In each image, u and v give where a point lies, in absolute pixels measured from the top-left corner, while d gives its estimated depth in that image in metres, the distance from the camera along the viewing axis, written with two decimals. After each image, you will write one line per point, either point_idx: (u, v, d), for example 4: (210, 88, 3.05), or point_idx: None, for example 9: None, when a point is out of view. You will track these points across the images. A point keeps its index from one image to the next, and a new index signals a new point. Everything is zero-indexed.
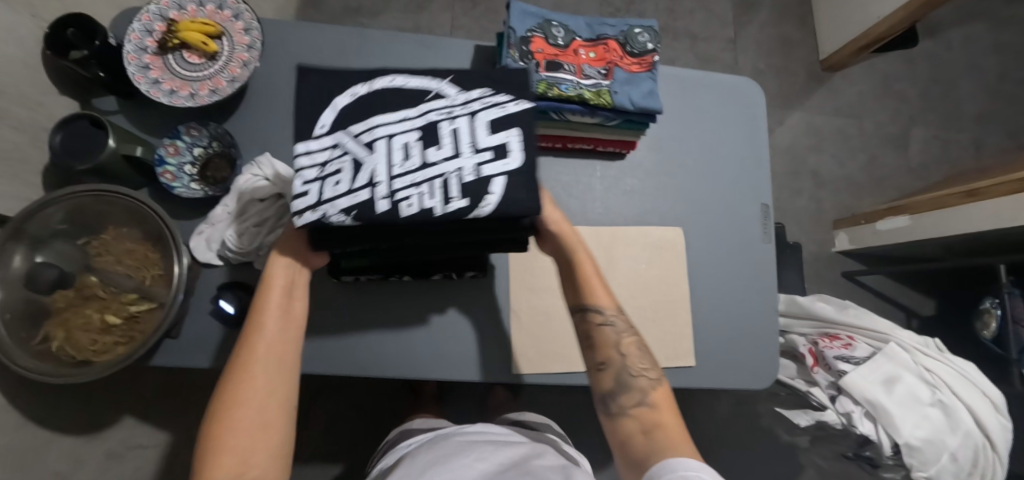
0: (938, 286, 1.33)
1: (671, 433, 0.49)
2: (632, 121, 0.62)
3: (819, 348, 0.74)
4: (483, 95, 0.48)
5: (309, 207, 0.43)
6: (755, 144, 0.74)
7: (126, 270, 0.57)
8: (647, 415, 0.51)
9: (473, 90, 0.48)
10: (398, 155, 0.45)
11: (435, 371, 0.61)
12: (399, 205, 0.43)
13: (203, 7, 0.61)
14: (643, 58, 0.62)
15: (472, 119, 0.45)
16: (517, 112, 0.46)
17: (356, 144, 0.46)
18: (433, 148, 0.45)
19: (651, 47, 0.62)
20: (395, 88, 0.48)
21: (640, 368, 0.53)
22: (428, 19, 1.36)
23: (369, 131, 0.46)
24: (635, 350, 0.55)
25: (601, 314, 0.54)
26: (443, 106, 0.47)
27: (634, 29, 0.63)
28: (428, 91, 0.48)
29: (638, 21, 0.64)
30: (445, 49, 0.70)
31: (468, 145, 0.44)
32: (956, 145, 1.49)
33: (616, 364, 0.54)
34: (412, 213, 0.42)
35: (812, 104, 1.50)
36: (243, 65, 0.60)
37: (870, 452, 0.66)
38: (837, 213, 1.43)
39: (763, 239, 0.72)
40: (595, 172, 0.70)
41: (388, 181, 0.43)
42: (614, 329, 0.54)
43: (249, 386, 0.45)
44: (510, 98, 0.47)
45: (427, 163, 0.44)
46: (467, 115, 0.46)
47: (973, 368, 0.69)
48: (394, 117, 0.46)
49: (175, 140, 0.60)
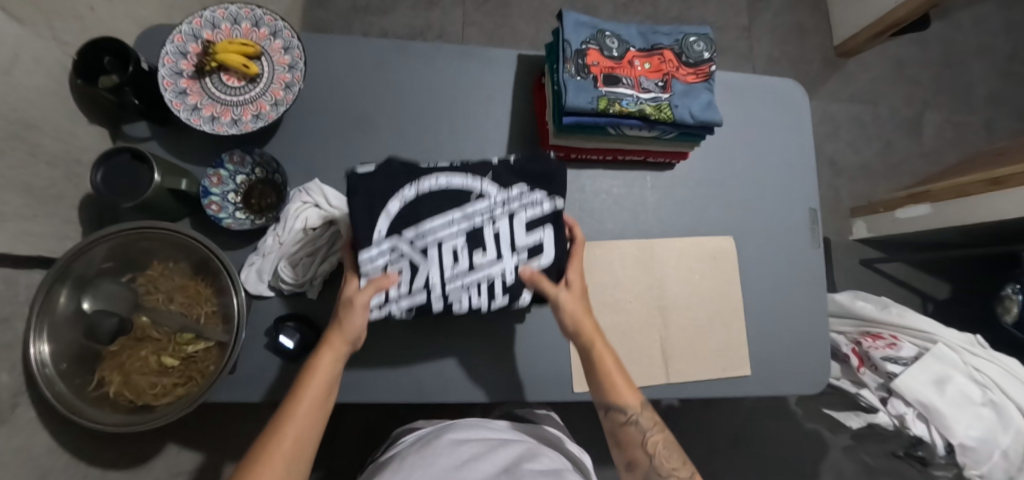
0: (953, 270, 1.36)
1: None
2: (689, 134, 0.60)
3: (863, 348, 0.74)
4: (521, 193, 0.53)
5: (376, 304, 0.50)
6: (801, 148, 0.73)
7: (179, 308, 0.56)
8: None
9: (512, 187, 0.53)
10: (450, 259, 0.51)
11: (500, 392, 0.60)
12: (451, 304, 0.52)
13: (238, 26, 0.58)
14: (699, 68, 0.60)
15: (512, 223, 0.52)
16: (552, 212, 0.53)
17: (412, 248, 0.51)
18: (478, 252, 0.52)
19: (707, 56, 0.61)
20: (440, 189, 0.52)
21: (669, 467, 0.52)
22: (439, 15, 1.31)
23: (422, 237, 0.51)
24: (664, 451, 0.53)
25: (626, 416, 0.52)
26: (485, 205, 0.52)
27: (689, 37, 0.61)
28: (471, 191, 0.52)
29: (692, 28, 0.62)
30: (487, 59, 0.68)
31: (509, 249, 0.52)
32: (968, 129, 1.50)
33: (643, 465, 0.53)
34: (461, 310, 0.53)
35: (827, 92, 1.49)
36: (286, 86, 0.58)
37: (922, 451, 0.67)
38: (853, 201, 1.44)
39: (812, 243, 0.71)
40: (646, 184, 0.69)
41: (442, 286, 0.51)
42: (638, 429, 0.53)
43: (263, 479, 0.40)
44: (546, 196, 0.53)
45: (474, 267, 0.52)
46: (506, 219, 0.52)
47: (1018, 364, 0.71)
48: (443, 220, 0.51)
49: (219, 169, 0.58)
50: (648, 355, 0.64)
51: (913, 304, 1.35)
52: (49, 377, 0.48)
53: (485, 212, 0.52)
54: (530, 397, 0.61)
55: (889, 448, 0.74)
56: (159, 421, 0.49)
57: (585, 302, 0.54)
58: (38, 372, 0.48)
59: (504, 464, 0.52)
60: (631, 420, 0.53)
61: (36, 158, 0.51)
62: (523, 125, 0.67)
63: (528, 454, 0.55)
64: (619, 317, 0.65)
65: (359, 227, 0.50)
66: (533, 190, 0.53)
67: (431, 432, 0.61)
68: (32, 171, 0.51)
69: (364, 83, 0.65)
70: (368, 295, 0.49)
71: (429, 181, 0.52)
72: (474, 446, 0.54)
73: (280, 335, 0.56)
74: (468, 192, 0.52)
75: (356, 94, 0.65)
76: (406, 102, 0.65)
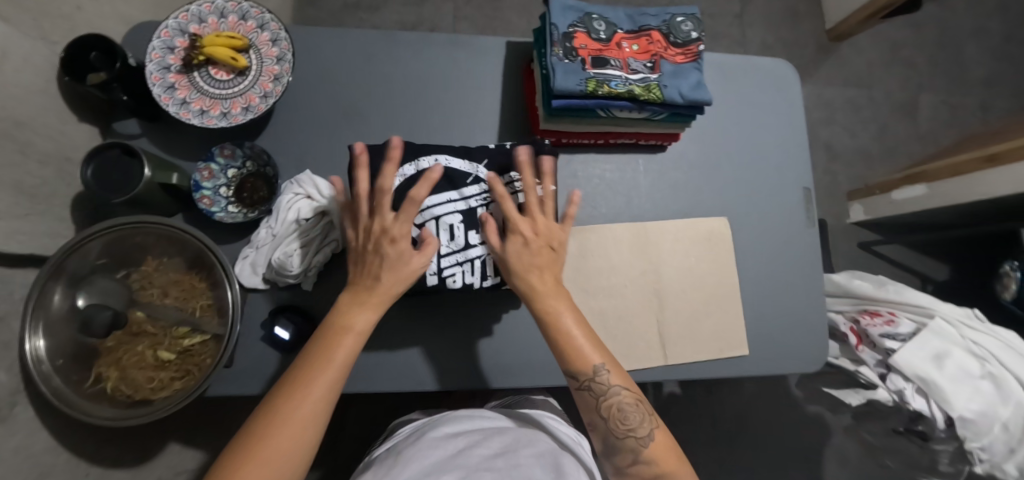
0: (951, 251, 1.36)
1: None
2: (680, 114, 0.60)
3: (861, 326, 0.74)
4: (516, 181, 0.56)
5: None
6: (793, 128, 0.73)
7: (174, 303, 0.56)
8: (647, 472, 0.47)
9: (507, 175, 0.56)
10: (446, 235, 0.54)
11: (497, 379, 0.61)
12: (446, 281, 0.53)
13: (225, 19, 0.58)
14: (687, 48, 0.60)
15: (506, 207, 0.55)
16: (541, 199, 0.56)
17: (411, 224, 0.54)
18: (474, 230, 0.54)
19: (695, 36, 0.60)
20: (439, 170, 0.55)
21: (627, 428, 0.48)
22: (431, 10, 1.31)
23: (422, 213, 0.53)
24: (620, 413, 0.48)
25: (578, 380, 0.49)
26: (481, 189, 0.55)
27: (677, 18, 0.61)
28: (469, 175, 0.55)
29: (679, 9, 0.61)
30: (476, 47, 0.68)
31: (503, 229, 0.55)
32: (964, 109, 1.50)
33: (601, 427, 0.49)
34: (456, 288, 0.54)
35: (821, 77, 1.49)
36: (274, 78, 0.58)
37: (923, 426, 0.68)
38: (850, 184, 1.44)
39: (807, 222, 0.71)
40: (638, 167, 0.69)
41: (438, 260, 0.53)
42: (593, 394, 0.48)
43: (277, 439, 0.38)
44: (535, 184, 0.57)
45: (468, 247, 0.54)
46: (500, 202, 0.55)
47: (1015, 336, 0.71)
48: (441, 198, 0.54)
49: (209, 163, 0.58)
50: (644, 339, 0.64)
51: (912, 285, 1.35)
52: (45, 373, 0.49)
53: (480, 195, 0.55)
54: (527, 383, 0.62)
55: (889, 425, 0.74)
56: (157, 415, 0.49)
57: (525, 249, 0.50)
58: (34, 368, 0.48)
59: (499, 450, 0.50)
60: (584, 385, 0.49)
61: (26, 156, 0.51)
62: (514, 112, 0.67)
63: (524, 441, 0.53)
64: (616, 301, 0.65)
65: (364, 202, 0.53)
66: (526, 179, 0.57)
67: (426, 424, 0.60)
68: (23, 169, 0.51)
69: (353, 74, 0.65)
70: (425, 255, 0.47)
71: (429, 161, 0.55)
72: (470, 436, 0.53)
73: (274, 326, 0.56)
74: (466, 175, 0.55)
75: (345, 86, 0.65)
76: (396, 92, 0.65)
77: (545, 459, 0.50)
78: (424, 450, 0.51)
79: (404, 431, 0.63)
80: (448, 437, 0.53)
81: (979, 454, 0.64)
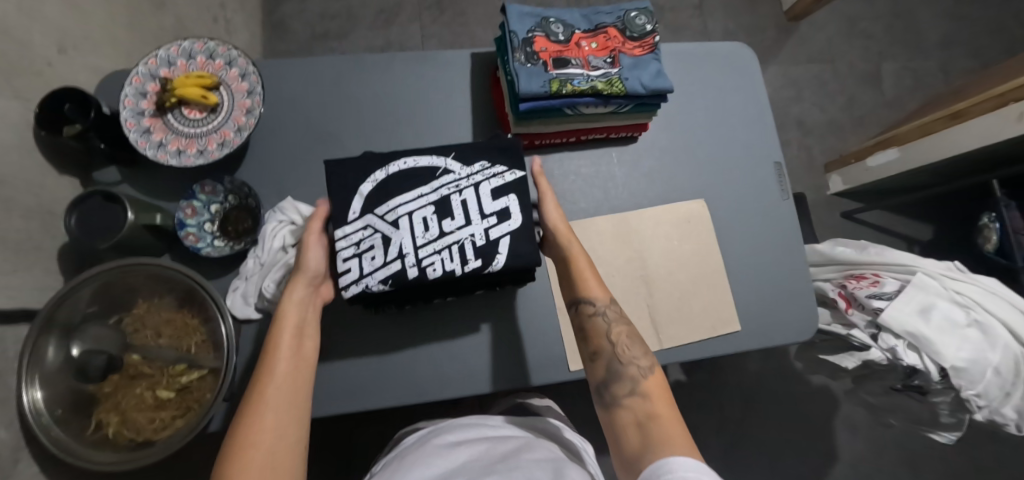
0: (932, 210, 1.38)
1: (666, 421, 0.46)
2: (644, 104, 0.62)
3: (848, 290, 0.76)
4: (484, 167, 0.55)
5: (352, 281, 0.50)
6: (759, 107, 0.75)
7: (168, 342, 0.56)
8: (640, 406, 0.49)
9: (476, 162, 0.55)
10: (421, 227, 0.52)
11: (496, 382, 0.62)
12: (426, 270, 0.51)
13: (194, 60, 0.60)
14: (644, 41, 0.62)
15: (478, 191, 0.53)
16: (514, 181, 0.54)
17: (383, 223, 0.52)
18: (448, 219, 0.53)
19: (650, 28, 0.63)
20: (408, 169, 0.54)
21: (630, 357, 0.52)
22: (398, 32, 1.34)
23: (392, 211, 0.52)
24: (626, 340, 0.53)
25: (593, 305, 0.54)
26: (451, 178, 0.54)
27: (631, 13, 0.63)
28: (437, 167, 0.54)
29: (631, 4, 0.64)
30: (442, 61, 0.70)
31: (477, 214, 0.53)
32: (926, 73, 1.54)
33: (606, 354, 0.53)
34: (437, 277, 0.51)
35: (785, 56, 1.53)
36: (247, 111, 0.59)
37: (919, 381, 0.69)
38: (826, 157, 1.48)
39: (782, 195, 0.73)
40: (612, 159, 0.71)
41: (415, 253, 0.51)
42: (604, 319, 0.53)
43: (261, 424, 0.41)
44: (508, 168, 0.54)
45: (444, 234, 0.52)
46: (472, 188, 0.53)
47: (995, 282, 0.73)
48: (409, 195, 0.53)
49: (191, 201, 0.59)
50: (637, 325, 0.65)
51: (898, 248, 1.37)
52: (45, 424, 0.49)
53: (452, 184, 0.54)
54: (526, 382, 0.62)
55: (887, 384, 0.76)
56: (159, 455, 0.49)
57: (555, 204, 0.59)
58: (33, 421, 0.48)
59: (499, 456, 0.49)
60: (597, 310, 0.54)
61: (10, 212, 0.52)
62: (486, 119, 0.69)
63: (525, 447, 0.52)
64: (606, 292, 0.66)
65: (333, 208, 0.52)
66: (496, 162, 0.55)
67: (431, 432, 0.60)
68: (7, 225, 0.52)
69: (325, 100, 0.67)
70: (315, 240, 0.52)
71: (396, 163, 0.54)
72: (473, 445, 0.53)
73: None
74: (434, 168, 0.54)
75: (319, 112, 0.66)
76: (369, 113, 0.67)
77: (546, 463, 0.48)
78: (426, 458, 0.51)
79: (408, 439, 0.63)
80: (449, 445, 0.54)
81: (976, 401, 0.65)
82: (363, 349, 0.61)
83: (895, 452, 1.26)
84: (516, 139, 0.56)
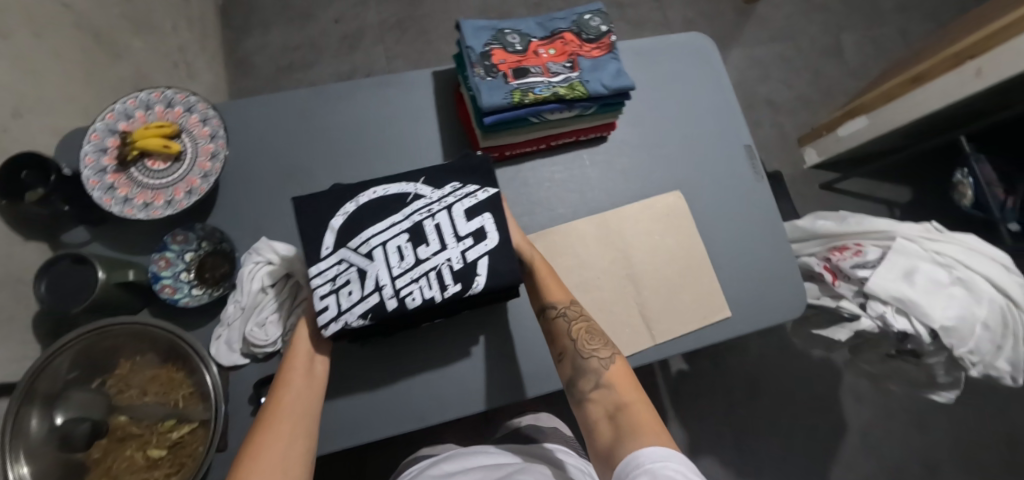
0: (908, 172, 1.41)
1: (637, 410, 0.47)
2: (609, 104, 0.62)
3: (833, 262, 0.76)
4: (456, 188, 0.55)
5: (331, 319, 0.49)
6: (723, 93, 0.76)
7: (155, 398, 0.55)
8: (607, 397, 0.49)
9: (446, 185, 0.54)
10: (395, 257, 0.51)
11: (493, 398, 0.61)
12: (405, 300, 0.50)
13: (152, 110, 0.59)
14: (600, 41, 0.63)
15: (451, 214, 0.53)
16: (487, 199, 0.54)
17: (357, 256, 0.51)
18: (423, 246, 0.52)
19: (605, 29, 0.64)
20: (378, 198, 0.53)
21: (591, 349, 0.52)
22: (364, 56, 1.34)
23: (365, 243, 0.51)
24: (587, 334, 0.53)
25: (555, 309, 0.55)
26: (423, 203, 0.54)
27: (584, 16, 0.64)
28: (407, 194, 0.54)
29: (584, 7, 0.65)
30: (404, 82, 0.70)
31: (452, 237, 0.52)
32: (885, 39, 1.58)
33: (571, 352, 0.53)
34: (417, 306, 0.50)
35: (747, 38, 1.56)
36: (212, 156, 0.59)
37: (912, 345, 0.70)
38: (798, 131, 1.50)
39: (755, 178, 0.74)
40: (584, 162, 0.71)
41: (392, 284, 0.50)
42: (566, 319, 0.54)
43: (275, 446, 0.43)
44: (479, 187, 0.55)
45: (420, 261, 0.51)
46: (445, 211, 0.53)
47: (974, 238, 0.74)
48: (382, 225, 0.52)
49: (164, 252, 0.59)
50: (629, 323, 0.65)
51: (880, 213, 1.39)
52: None
53: (423, 210, 0.53)
54: (523, 395, 0.62)
55: (882, 351, 0.76)
56: None
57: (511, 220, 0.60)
58: None
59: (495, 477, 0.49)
60: (558, 311, 0.55)
61: None
62: (454, 136, 0.69)
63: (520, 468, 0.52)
64: (593, 294, 0.66)
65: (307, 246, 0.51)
66: (467, 183, 0.55)
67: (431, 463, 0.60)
68: None
69: (290, 135, 0.66)
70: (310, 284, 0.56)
71: (366, 193, 0.53)
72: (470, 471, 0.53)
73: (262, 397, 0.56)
74: (404, 196, 0.54)
75: (286, 148, 0.66)
76: (336, 143, 0.67)
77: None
78: None
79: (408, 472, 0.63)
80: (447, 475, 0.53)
81: (970, 358, 0.66)
82: (356, 382, 0.60)
83: (903, 415, 1.27)
84: (485, 156, 0.56)
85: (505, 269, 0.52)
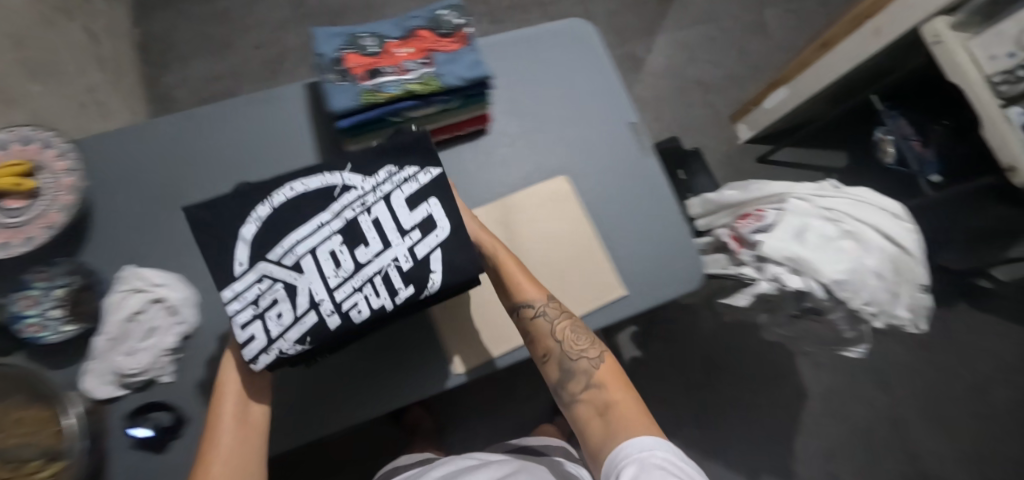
0: (839, 137, 1.43)
1: (620, 408, 0.52)
2: (471, 95, 0.63)
3: (737, 231, 0.75)
4: (392, 173, 0.49)
5: (261, 351, 0.46)
6: (604, 75, 0.77)
7: (20, 440, 0.54)
8: (597, 396, 0.54)
9: (379, 172, 0.49)
10: (331, 265, 0.47)
11: (383, 403, 0.60)
12: (350, 314, 0.46)
13: (8, 149, 0.59)
14: (456, 35, 0.63)
15: (389, 206, 0.48)
16: (430, 183, 0.49)
17: (283, 271, 0.46)
18: (362, 247, 0.47)
19: (460, 22, 0.64)
20: (301, 196, 0.47)
21: (578, 351, 0.57)
22: (287, 79, 1.35)
23: (293, 253, 0.46)
24: (574, 336, 0.58)
25: (532, 308, 0.58)
26: (355, 197, 0.48)
27: (440, 13, 0.64)
28: (334, 186, 0.48)
29: (440, 4, 0.65)
30: (276, 96, 0.70)
31: (395, 233, 0.48)
32: (807, 10, 1.61)
33: (555, 354, 0.58)
34: (364, 318, 0.46)
35: (672, 22, 1.58)
36: (71, 189, 0.59)
37: (811, 303, 0.69)
38: (731, 108, 1.51)
39: (643, 153, 0.74)
40: (466, 156, 0.71)
41: (331, 298, 0.46)
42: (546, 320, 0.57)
43: None
44: (419, 168, 0.50)
45: (361, 266, 0.47)
46: (382, 203, 0.48)
47: (865, 191, 0.75)
48: (309, 228, 0.47)
49: (28, 291, 0.57)
50: None
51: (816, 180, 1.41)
52: None
53: (357, 203, 0.48)
54: (416, 397, 0.61)
55: (787, 313, 0.76)
56: None
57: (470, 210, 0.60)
58: None
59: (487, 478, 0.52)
60: (537, 312, 0.58)
61: None
62: (331, 144, 0.69)
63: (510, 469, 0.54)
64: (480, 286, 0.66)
65: (216, 266, 0.45)
66: (404, 165, 0.50)
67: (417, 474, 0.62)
68: None
69: (164, 161, 0.66)
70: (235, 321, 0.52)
71: (283, 192, 0.47)
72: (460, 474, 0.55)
73: (134, 428, 0.55)
74: (332, 188, 0.48)
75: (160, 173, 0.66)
76: (211, 163, 0.67)
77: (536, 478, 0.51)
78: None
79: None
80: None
81: (864, 309, 0.66)
82: None
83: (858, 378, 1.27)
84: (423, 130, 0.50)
85: (457, 264, 0.48)
